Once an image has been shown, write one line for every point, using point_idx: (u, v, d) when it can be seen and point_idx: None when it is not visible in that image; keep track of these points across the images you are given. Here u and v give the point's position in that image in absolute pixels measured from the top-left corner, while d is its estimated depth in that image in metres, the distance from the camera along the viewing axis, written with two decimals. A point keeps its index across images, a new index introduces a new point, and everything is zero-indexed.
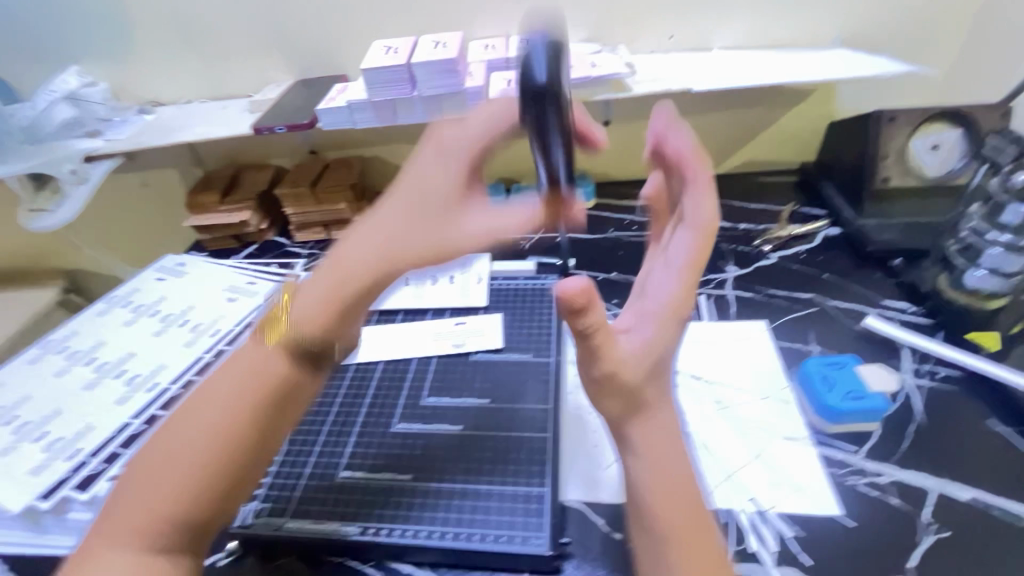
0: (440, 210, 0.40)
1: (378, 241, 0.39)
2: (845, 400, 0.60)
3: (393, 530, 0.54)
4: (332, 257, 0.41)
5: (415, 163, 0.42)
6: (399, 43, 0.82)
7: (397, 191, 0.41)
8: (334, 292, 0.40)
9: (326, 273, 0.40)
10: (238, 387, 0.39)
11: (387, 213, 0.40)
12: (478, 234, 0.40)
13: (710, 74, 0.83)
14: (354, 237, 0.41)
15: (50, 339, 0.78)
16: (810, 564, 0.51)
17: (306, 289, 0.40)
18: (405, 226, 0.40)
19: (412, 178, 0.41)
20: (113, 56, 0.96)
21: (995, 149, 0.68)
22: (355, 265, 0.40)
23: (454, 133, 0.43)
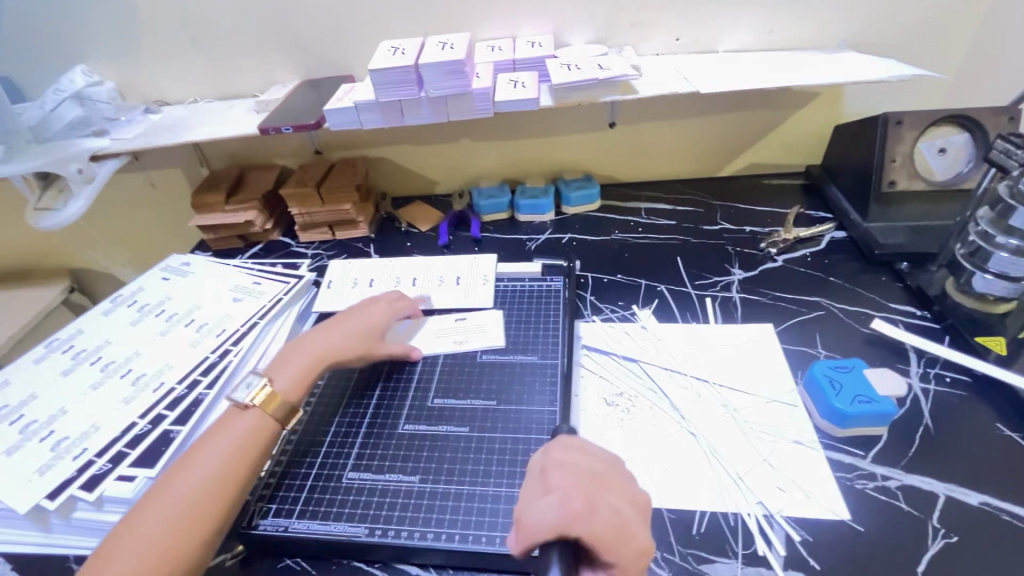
0: (369, 337, 0.69)
1: (321, 339, 0.66)
2: (854, 403, 0.59)
3: (401, 531, 0.54)
4: (303, 350, 0.64)
5: (359, 304, 0.73)
6: (405, 43, 0.82)
7: (340, 325, 0.68)
8: (305, 372, 0.62)
9: (299, 360, 0.63)
10: (236, 446, 0.54)
11: (331, 336, 0.66)
12: (387, 313, 0.72)
13: (717, 76, 0.83)
14: (320, 341, 0.65)
15: (55, 338, 0.78)
16: (819, 569, 0.50)
17: (287, 373, 0.61)
18: (344, 343, 0.66)
19: (355, 313, 0.71)
20: (119, 55, 0.97)
21: (1004, 154, 0.67)
22: (308, 351, 0.64)
23: (368, 303, 0.73)
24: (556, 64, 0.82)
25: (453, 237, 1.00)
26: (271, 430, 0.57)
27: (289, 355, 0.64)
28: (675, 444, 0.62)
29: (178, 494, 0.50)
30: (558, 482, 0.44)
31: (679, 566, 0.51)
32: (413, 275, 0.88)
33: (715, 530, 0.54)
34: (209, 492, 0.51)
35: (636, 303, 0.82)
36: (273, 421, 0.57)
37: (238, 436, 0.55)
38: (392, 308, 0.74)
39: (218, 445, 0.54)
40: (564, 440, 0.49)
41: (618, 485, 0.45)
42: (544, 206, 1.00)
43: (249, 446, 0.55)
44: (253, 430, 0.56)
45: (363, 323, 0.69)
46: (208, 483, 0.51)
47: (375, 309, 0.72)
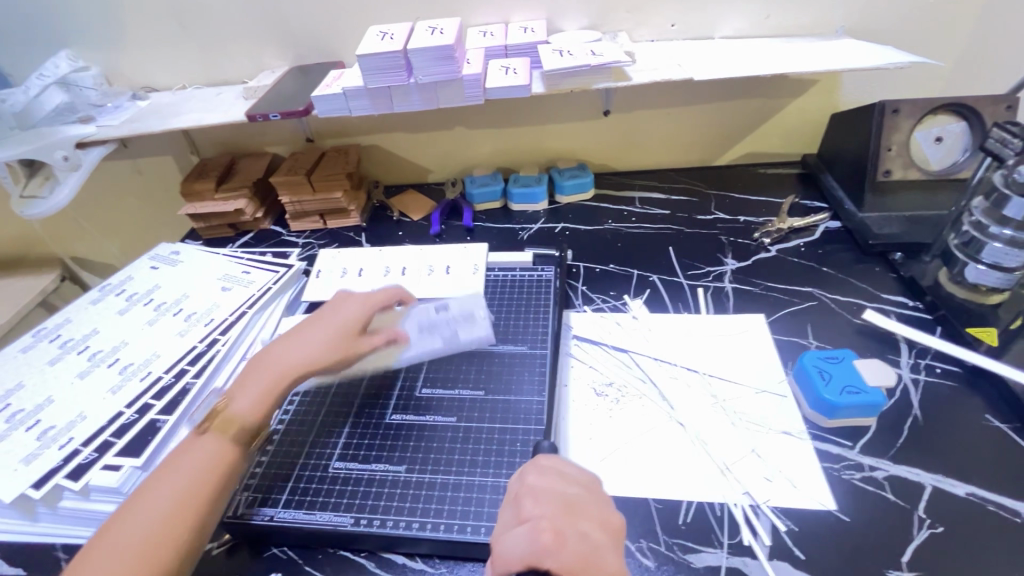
0: (343, 339, 0.61)
1: (284, 353, 0.60)
2: (843, 394, 0.59)
3: (386, 521, 0.54)
4: (265, 365, 0.59)
5: (335, 302, 0.66)
6: (395, 28, 0.80)
7: (305, 331, 0.62)
8: (267, 389, 0.57)
9: (261, 377, 0.58)
10: (201, 468, 0.52)
11: (295, 346, 0.60)
12: (362, 308, 0.64)
13: (711, 63, 0.82)
14: (283, 353, 0.60)
15: (43, 327, 0.78)
16: (803, 559, 0.50)
17: (247, 391, 0.57)
18: (310, 352, 0.60)
19: (328, 315, 0.64)
20: (104, 41, 0.95)
21: (1000, 142, 0.66)
22: (268, 368, 0.59)
23: (344, 298, 0.66)
24: (548, 51, 0.81)
25: (445, 227, 0.99)
26: (228, 457, 0.53)
27: (251, 370, 0.59)
28: (663, 434, 0.62)
29: (128, 529, 0.47)
30: (531, 510, 0.44)
31: (664, 555, 0.51)
32: (403, 264, 0.87)
33: (701, 519, 0.54)
34: (159, 529, 0.48)
35: (628, 293, 0.81)
36: (230, 447, 0.54)
37: (193, 464, 0.52)
38: (370, 300, 0.66)
39: (173, 474, 0.51)
40: (538, 465, 0.49)
41: (590, 511, 0.45)
42: (537, 195, 0.99)
43: (204, 476, 0.51)
44: (210, 457, 0.52)
45: (333, 323, 0.62)
46: (160, 518, 0.48)
47: (349, 307, 0.64)
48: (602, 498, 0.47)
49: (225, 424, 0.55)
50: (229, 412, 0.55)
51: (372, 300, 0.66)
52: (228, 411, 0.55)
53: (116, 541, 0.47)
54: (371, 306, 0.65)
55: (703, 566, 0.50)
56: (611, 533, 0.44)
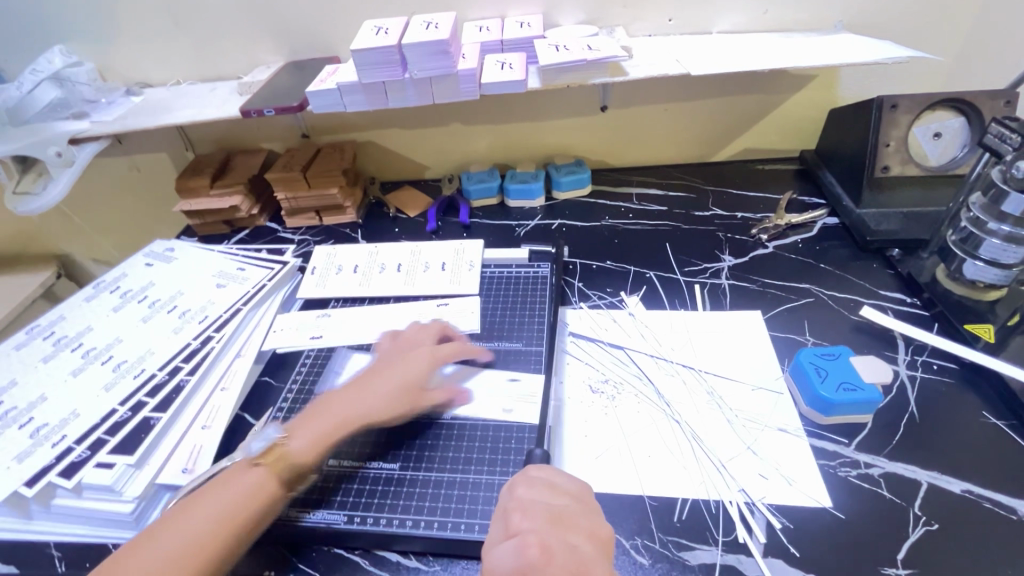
0: (408, 393, 0.60)
1: (349, 400, 0.59)
2: (838, 391, 0.59)
3: (379, 519, 0.54)
4: (330, 408, 0.58)
5: (407, 349, 0.65)
6: (390, 23, 0.80)
7: (373, 379, 0.61)
8: (323, 435, 0.56)
9: (324, 420, 0.57)
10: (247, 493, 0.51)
11: (360, 396, 0.59)
12: (431, 361, 0.63)
13: (709, 57, 0.81)
14: (348, 400, 0.59)
15: (37, 324, 0.78)
16: (798, 556, 0.50)
17: (305, 430, 0.56)
18: (375, 403, 0.59)
19: (399, 362, 0.63)
20: (97, 36, 0.94)
21: (998, 137, 0.65)
22: (331, 413, 0.58)
23: (417, 346, 0.65)
24: (544, 45, 0.80)
25: (442, 223, 0.99)
26: (268, 496, 0.52)
27: (315, 409, 0.59)
28: (658, 431, 0.61)
29: (172, 537, 0.48)
30: (520, 523, 0.45)
31: (659, 553, 0.51)
32: (398, 261, 0.87)
33: (696, 517, 0.54)
34: (184, 556, 0.47)
35: (625, 290, 0.81)
36: (272, 485, 0.52)
37: (232, 495, 0.51)
38: (441, 353, 0.64)
39: (213, 499, 0.51)
40: (528, 476, 0.49)
41: (580, 523, 0.45)
42: (534, 191, 0.98)
43: (238, 512, 0.50)
44: (251, 492, 0.51)
45: (401, 375, 0.61)
46: (188, 545, 0.47)
47: (421, 358, 0.63)
48: (592, 508, 0.48)
49: (275, 460, 0.54)
50: (285, 450, 0.54)
51: (444, 355, 0.64)
52: (284, 449, 0.55)
53: (140, 561, 0.46)
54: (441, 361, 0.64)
55: (698, 563, 0.50)
56: (601, 544, 0.44)
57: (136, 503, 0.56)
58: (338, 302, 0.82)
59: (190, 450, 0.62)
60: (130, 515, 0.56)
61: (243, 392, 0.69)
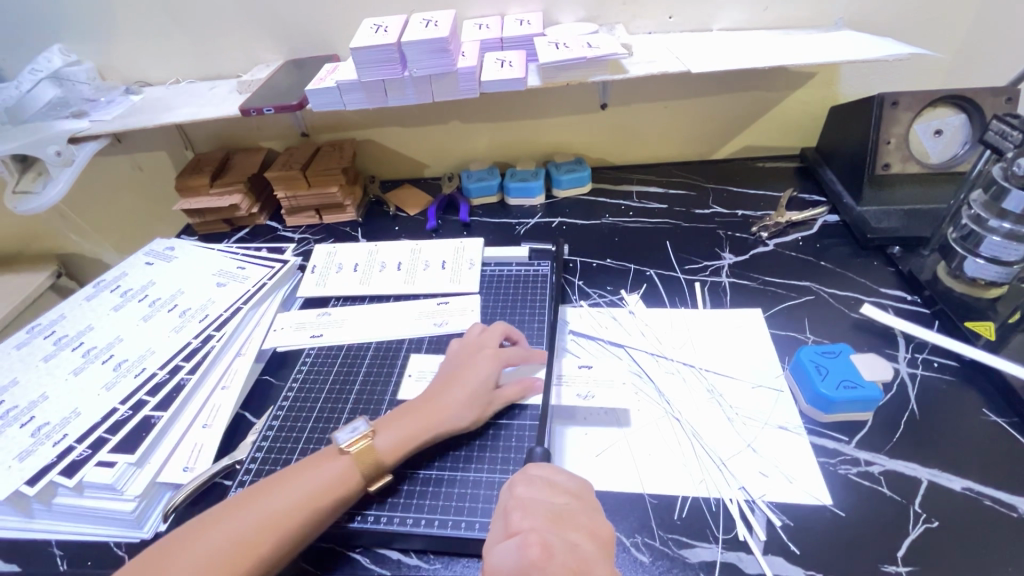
0: (484, 395, 0.60)
1: (432, 403, 0.59)
2: (839, 389, 0.59)
3: (380, 517, 0.54)
4: (416, 410, 0.58)
5: (474, 350, 0.65)
6: (389, 21, 0.80)
7: (453, 382, 0.61)
8: (410, 436, 0.56)
9: (411, 421, 0.57)
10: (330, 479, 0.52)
11: (444, 398, 0.59)
12: (500, 363, 0.63)
13: (709, 55, 0.81)
14: (433, 404, 0.59)
15: (37, 323, 0.78)
16: (798, 554, 0.50)
17: (391, 430, 0.56)
18: (457, 405, 0.59)
19: (472, 364, 0.62)
20: (96, 34, 0.94)
21: (1000, 134, 0.65)
22: (415, 414, 0.58)
23: (484, 346, 0.65)
24: (543, 43, 0.80)
25: (442, 222, 0.99)
26: (348, 491, 0.52)
27: (400, 411, 0.59)
28: (658, 429, 0.61)
29: (255, 511, 0.49)
30: (520, 522, 0.45)
31: (659, 551, 0.51)
32: (398, 260, 0.87)
33: (696, 515, 0.54)
34: (267, 530, 0.48)
35: (625, 288, 0.81)
36: (355, 480, 0.53)
37: (317, 480, 0.52)
38: (508, 354, 0.64)
39: (295, 484, 0.52)
40: (527, 474, 0.49)
41: (579, 521, 0.45)
42: (534, 189, 0.98)
43: (317, 503, 0.51)
44: (332, 483, 0.52)
45: (479, 376, 0.61)
46: (266, 524, 0.49)
47: (492, 359, 0.63)
48: (591, 506, 0.48)
49: (364, 457, 0.54)
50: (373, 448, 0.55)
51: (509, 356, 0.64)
52: (371, 445, 0.55)
53: (228, 529, 0.48)
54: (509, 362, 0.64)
55: (698, 561, 0.50)
56: (601, 542, 0.44)
57: (136, 501, 0.56)
58: (338, 301, 0.82)
59: (190, 449, 0.62)
60: (131, 514, 0.56)
61: (243, 391, 0.69)
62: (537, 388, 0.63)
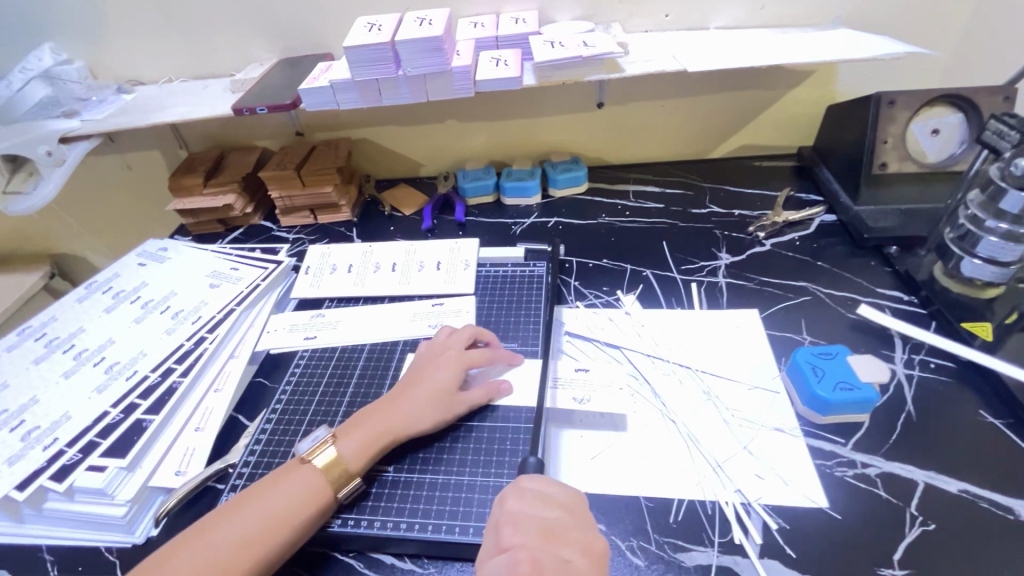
0: (443, 399, 0.59)
1: (388, 410, 0.58)
2: (835, 391, 0.58)
3: (373, 522, 0.53)
4: (376, 414, 0.58)
5: (435, 354, 0.64)
6: (383, 19, 0.79)
7: (413, 385, 0.60)
8: (371, 440, 0.56)
9: (371, 425, 0.57)
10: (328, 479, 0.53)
11: (404, 401, 0.59)
12: (459, 366, 0.62)
13: (705, 54, 0.80)
14: (393, 407, 0.58)
15: (28, 325, 0.77)
16: (794, 557, 0.50)
17: (353, 435, 0.56)
18: (412, 412, 0.58)
19: (430, 369, 0.62)
20: (87, 32, 0.93)
21: (997, 134, 0.65)
22: (371, 421, 0.57)
23: (445, 350, 0.64)
24: (539, 42, 0.79)
25: (437, 222, 0.98)
26: (321, 501, 0.52)
27: (362, 415, 0.58)
28: (654, 431, 0.61)
29: (257, 510, 0.50)
30: (511, 538, 0.45)
31: (654, 555, 0.51)
32: (393, 260, 0.86)
33: (692, 518, 0.53)
34: (269, 527, 0.49)
35: (621, 289, 0.80)
36: (326, 490, 0.53)
37: (313, 479, 0.53)
38: (469, 356, 0.63)
39: (294, 482, 0.52)
40: (518, 487, 0.49)
41: (571, 537, 0.45)
42: (529, 189, 0.98)
43: (292, 516, 0.50)
44: (304, 495, 0.52)
45: (436, 381, 0.60)
46: (240, 544, 0.48)
47: (451, 363, 0.62)
48: (583, 520, 0.47)
49: (329, 465, 0.54)
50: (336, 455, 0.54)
51: (470, 357, 0.63)
52: (334, 453, 0.55)
53: (229, 527, 0.49)
54: (469, 363, 0.63)
55: (694, 565, 0.50)
56: (594, 559, 0.44)
57: (128, 506, 0.56)
58: (332, 302, 0.81)
59: (183, 452, 0.61)
60: (123, 519, 0.55)
61: (236, 394, 0.68)
62: (503, 391, 0.62)
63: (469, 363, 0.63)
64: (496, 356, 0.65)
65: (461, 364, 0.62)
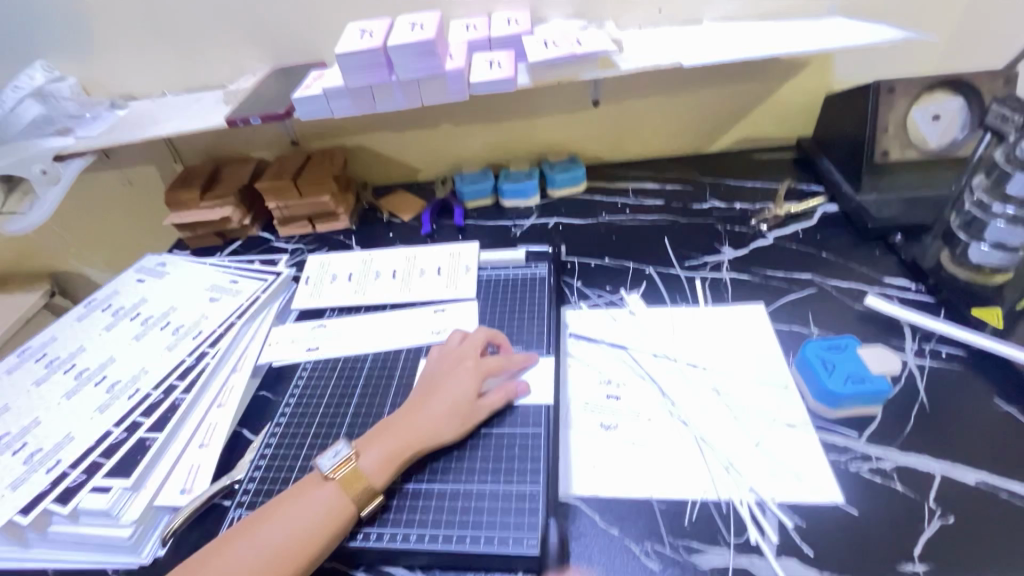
0: (462, 411, 0.58)
1: (406, 426, 0.57)
2: (848, 384, 0.58)
3: (383, 534, 0.53)
4: (396, 426, 0.57)
5: (448, 365, 0.63)
6: (374, 25, 0.78)
7: (432, 395, 0.59)
8: (394, 453, 0.55)
9: (391, 438, 0.56)
10: (349, 494, 0.52)
11: (425, 412, 0.58)
12: (474, 375, 0.61)
13: (700, 48, 0.79)
14: (413, 419, 0.57)
15: (29, 346, 0.76)
16: (812, 556, 0.49)
17: (374, 449, 0.55)
18: (432, 424, 0.57)
19: (444, 381, 0.61)
20: (77, 50, 0.92)
21: (1001, 118, 0.64)
22: (391, 436, 0.56)
23: (457, 361, 0.63)
24: (532, 42, 0.79)
25: (437, 226, 0.98)
26: (345, 517, 0.51)
27: (381, 427, 0.57)
28: (664, 432, 0.60)
29: (277, 529, 0.49)
30: None
31: (670, 558, 0.50)
32: (394, 267, 0.86)
33: (706, 519, 0.53)
34: (292, 545, 0.48)
35: (625, 287, 0.79)
36: (350, 505, 0.52)
37: (333, 495, 0.52)
38: (482, 364, 0.62)
39: (313, 500, 0.51)
40: None
41: None
42: (528, 190, 0.97)
43: (316, 533, 0.49)
44: (326, 511, 0.51)
45: (452, 392, 0.59)
46: (265, 564, 0.47)
47: (465, 375, 0.61)
48: None
49: (352, 479, 0.53)
50: (358, 469, 0.53)
51: (482, 366, 0.62)
52: (358, 466, 0.54)
53: (252, 545, 0.48)
54: (484, 372, 0.62)
55: (709, 567, 0.49)
56: None
57: (133, 527, 0.55)
58: (334, 312, 0.81)
59: (188, 469, 0.60)
60: (129, 539, 0.55)
61: (240, 408, 0.68)
62: (521, 391, 0.62)
63: (482, 372, 0.62)
64: (510, 361, 0.64)
65: (474, 374, 0.61)
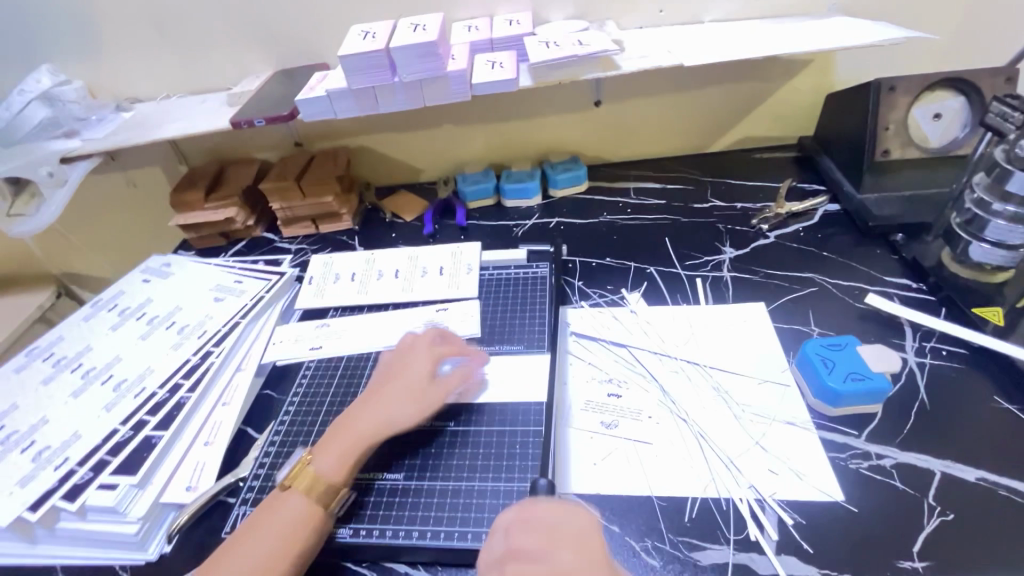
0: (416, 394, 0.59)
1: (359, 419, 0.58)
2: (847, 381, 0.58)
3: (386, 531, 0.53)
4: (348, 425, 0.58)
5: (400, 358, 0.64)
6: (377, 27, 0.79)
7: (383, 389, 0.60)
8: (349, 450, 0.56)
9: (344, 437, 0.56)
10: (314, 498, 0.53)
11: (378, 404, 0.59)
12: (424, 361, 0.62)
13: (701, 48, 0.80)
14: (367, 414, 0.58)
15: (36, 345, 0.77)
16: (812, 552, 0.49)
17: (329, 450, 0.55)
18: (386, 412, 0.58)
19: (396, 372, 0.62)
20: (84, 52, 0.93)
21: (1001, 117, 0.64)
22: (345, 434, 0.57)
23: (406, 353, 0.64)
24: (534, 42, 0.79)
25: (439, 226, 0.98)
26: (315, 519, 0.52)
27: (335, 429, 0.58)
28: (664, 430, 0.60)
29: (249, 547, 0.50)
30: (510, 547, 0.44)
31: (670, 554, 0.51)
32: (396, 267, 0.86)
33: (706, 516, 0.53)
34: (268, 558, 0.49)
35: (626, 287, 0.80)
36: (318, 507, 0.52)
37: (299, 503, 0.52)
38: (430, 350, 0.64)
39: (280, 512, 0.52)
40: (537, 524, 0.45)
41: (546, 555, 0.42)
42: (529, 190, 0.97)
43: (290, 540, 0.50)
44: (295, 518, 0.51)
45: (404, 381, 0.60)
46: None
47: (413, 364, 0.62)
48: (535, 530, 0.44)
49: (311, 483, 0.53)
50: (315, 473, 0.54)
51: (431, 351, 0.63)
52: (314, 470, 0.54)
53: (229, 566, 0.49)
54: (433, 356, 0.63)
55: (710, 564, 0.50)
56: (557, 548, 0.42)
57: (140, 523, 0.56)
58: (337, 311, 0.81)
59: (193, 467, 0.61)
60: (135, 536, 0.55)
61: (244, 406, 0.68)
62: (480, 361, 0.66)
63: (432, 357, 0.63)
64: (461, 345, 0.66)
65: (424, 360, 0.62)
